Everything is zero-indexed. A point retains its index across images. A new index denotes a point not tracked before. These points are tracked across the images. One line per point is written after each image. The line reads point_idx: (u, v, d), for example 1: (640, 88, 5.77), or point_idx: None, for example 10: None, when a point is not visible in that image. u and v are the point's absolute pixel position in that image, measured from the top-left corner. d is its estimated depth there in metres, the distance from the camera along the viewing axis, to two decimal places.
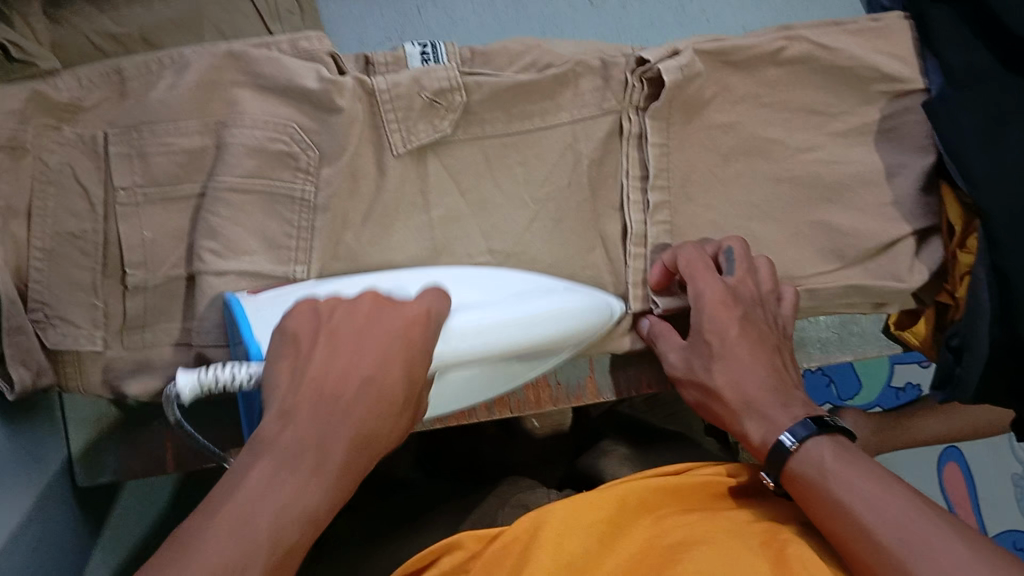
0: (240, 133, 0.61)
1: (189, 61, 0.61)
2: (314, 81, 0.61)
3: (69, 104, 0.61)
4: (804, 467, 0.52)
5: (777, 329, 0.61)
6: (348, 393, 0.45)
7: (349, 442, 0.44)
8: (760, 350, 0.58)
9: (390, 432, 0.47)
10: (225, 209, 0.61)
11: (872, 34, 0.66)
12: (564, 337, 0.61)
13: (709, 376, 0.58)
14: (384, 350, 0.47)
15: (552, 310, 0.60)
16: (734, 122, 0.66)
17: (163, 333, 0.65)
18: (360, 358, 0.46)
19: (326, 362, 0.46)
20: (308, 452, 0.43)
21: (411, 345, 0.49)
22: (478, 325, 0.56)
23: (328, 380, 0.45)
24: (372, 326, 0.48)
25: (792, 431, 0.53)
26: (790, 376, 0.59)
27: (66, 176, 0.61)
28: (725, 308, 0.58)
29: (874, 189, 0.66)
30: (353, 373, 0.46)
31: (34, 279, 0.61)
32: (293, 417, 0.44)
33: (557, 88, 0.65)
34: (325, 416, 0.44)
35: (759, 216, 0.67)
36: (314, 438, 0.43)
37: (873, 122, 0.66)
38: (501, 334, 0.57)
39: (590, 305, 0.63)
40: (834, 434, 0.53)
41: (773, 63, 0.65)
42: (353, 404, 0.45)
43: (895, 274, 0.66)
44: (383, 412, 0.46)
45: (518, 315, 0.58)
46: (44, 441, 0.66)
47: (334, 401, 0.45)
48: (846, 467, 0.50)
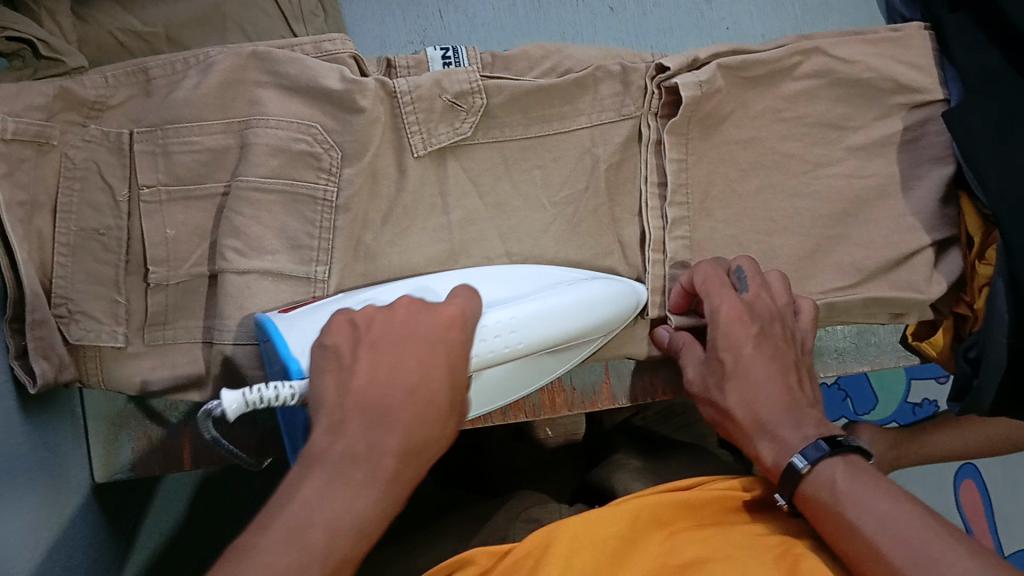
0: (263, 133, 0.61)
1: (212, 61, 0.62)
2: (337, 82, 0.62)
3: (96, 101, 0.62)
4: (817, 489, 0.52)
5: (797, 347, 0.61)
6: (395, 401, 0.46)
7: (399, 452, 0.45)
8: (776, 365, 0.58)
9: (440, 436, 0.47)
10: (248, 208, 0.61)
11: (890, 44, 0.65)
12: (594, 326, 0.62)
13: (723, 396, 0.58)
14: (423, 352, 0.48)
15: (583, 298, 0.61)
16: (752, 137, 0.66)
17: (183, 330, 0.65)
18: (404, 363, 0.47)
19: (372, 370, 0.46)
20: (357, 464, 0.44)
21: (451, 347, 0.49)
22: (512, 323, 0.57)
23: (376, 389, 0.46)
24: (410, 331, 0.48)
25: (804, 453, 0.53)
26: (805, 392, 0.59)
27: (91, 172, 0.62)
28: (742, 325, 0.58)
29: (891, 202, 0.66)
30: (400, 380, 0.46)
31: (58, 274, 0.62)
32: (343, 429, 0.45)
33: (577, 93, 0.66)
34: (372, 427, 0.45)
35: (779, 232, 0.67)
36: (363, 449, 0.44)
37: (894, 134, 0.66)
38: (536, 326, 0.58)
39: (618, 294, 0.63)
40: (847, 453, 0.53)
41: (792, 79, 0.65)
42: (401, 412, 0.45)
43: (914, 286, 0.66)
44: (430, 418, 0.46)
45: (552, 306, 0.59)
46: (64, 434, 0.66)
47: (384, 411, 0.45)
48: (859, 487, 0.50)
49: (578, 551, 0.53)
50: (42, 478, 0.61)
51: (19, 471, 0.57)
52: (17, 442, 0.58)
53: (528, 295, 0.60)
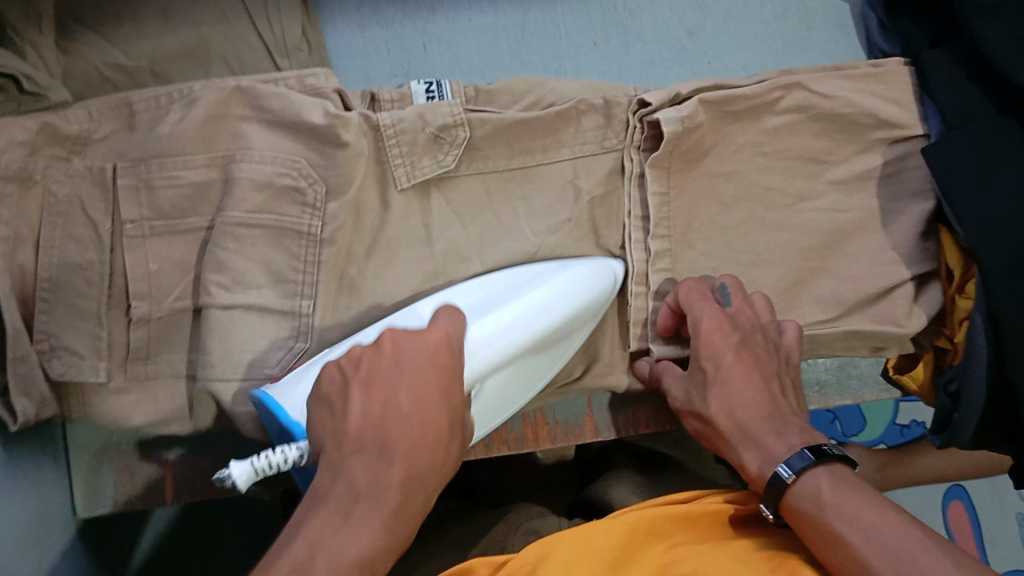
0: (247, 167, 0.62)
1: (197, 96, 0.62)
2: (321, 117, 0.62)
3: (79, 136, 0.62)
4: (802, 502, 0.51)
5: (781, 361, 0.61)
6: (392, 431, 0.46)
7: (400, 484, 0.45)
8: (758, 376, 0.58)
9: (443, 461, 0.48)
10: (232, 242, 0.61)
11: (870, 79, 0.66)
12: (580, 311, 0.62)
13: (704, 404, 0.59)
14: (417, 383, 0.48)
15: (564, 287, 0.62)
16: (734, 170, 0.66)
17: (166, 363, 0.66)
18: (396, 395, 0.48)
19: (364, 410, 0.47)
20: (360, 500, 0.44)
21: (441, 370, 0.49)
22: (495, 334, 0.57)
23: (373, 425, 0.47)
24: (400, 361, 0.49)
25: (789, 463, 0.52)
26: (787, 399, 0.58)
27: (74, 207, 0.62)
28: (724, 335, 0.59)
29: (871, 236, 0.66)
30: (395, 412, 0.47)
31: (40, 307, 0.62)
32: (344, 467, 0.45)
33: (559, 124, 0.66)
34: (372, 460, 0.45)
35: (761, 264, 0.67)
36: (364, 486, 0.45)
37: (875, 167, 0.66)
38: (519, 328, 0.58)
39: (593, 277, 0.64)
40: (832, 462, 0.52)
41: (774, 113, 0.65)
42: (397, 444, 0.46)
43: (893, 319, 0.65)
44: (428, 445, 0.47)
45: (537, 301, 0.60)
46: (44, 469, 0.66)
47: (381, 445, 0.46)
48: (843, 498, 0.50)
49: (577, 560, 0.52)
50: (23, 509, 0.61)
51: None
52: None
53: (509, 291, 0.61)
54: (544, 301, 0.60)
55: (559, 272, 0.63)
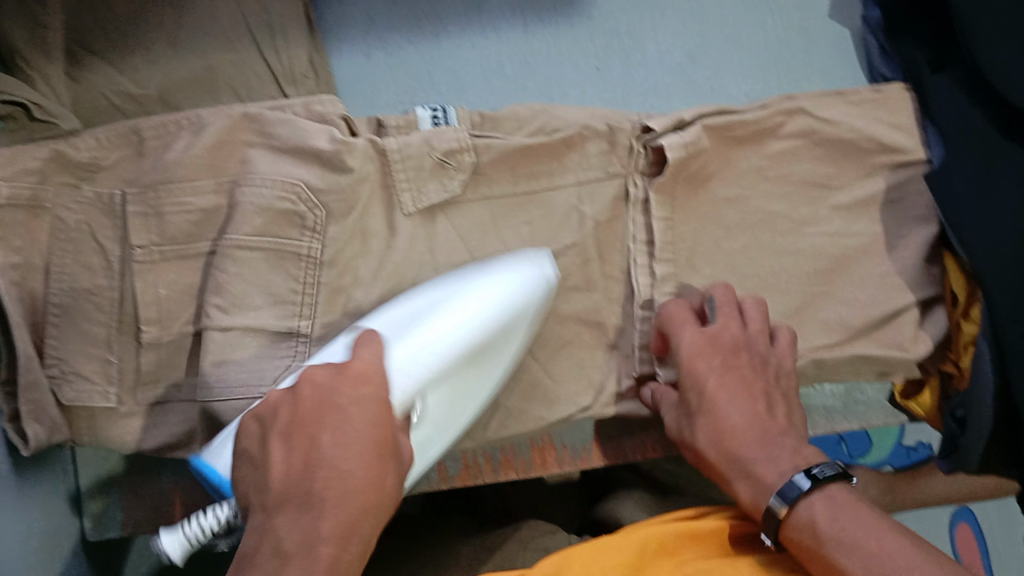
0: (250, 192, 0.62)
1: (206, 122, 0.64)
2: (327, 142, 0.63)
3: (89, 163, 0.63)
4: (801, 534, 0.51)
5: (771, 377, 0.60)
6: (317, 484, 0.46)
7: (334, 536, 0.44)
8: (747, 394, 0.58)
9: (377, 502, 0.47)
10: (232, 266, 0.62)
11: (872, 105, 0.66)
12: (508, 317, 0.60)
13: (693, 432, 0.59)
14: (344, 423, 0.47)
15: (481, 299, 0.60)
16: (738, 195, 0.66)
17: (174, 388, 0.66)
18: (320, 442, 0.47)
19: (287, 465, 0.47)
20: (288, 559, 0.44)
21: (369, 406, 0.49)
22: (421, 356, 0.57)
23: (296, 482, 0.46)
24: (322, 405, 0.48)
25: (782, 494, 0.52)
26: (777, 417, 0.58)
27: (84, 234, 0.63)
28: (708, 351, 0.60)
29: (876, 260, 0.66)
30: (324, 461, 0.46)
31: (51, 333, 0.63)
32: (271, 526, 0.45)
33: (563, 149, 0.66)
34: (299, 516, 0.45)
35: (766, 289, 0.66)
36: (299, 540, 0.44)
37: (879, 193, 0.66)
38: (434, 344, 0.58)
39: (520, 275, 0.62)
40: (826, 486, 0.52)
41: (778, 138, 0.66)
42: (325, 494, 0.45)
43: (899, 344, 0.65)
44: (358, 490, 0.46)
45: (450, 315, 0.59)
46: (52, 492, 0.66)
47: (308, 497, 0.45)
48: (839, 528, 0.50)
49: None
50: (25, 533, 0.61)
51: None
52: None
53: (425, 307, 0.60)
54: (457, 311, 0.59)
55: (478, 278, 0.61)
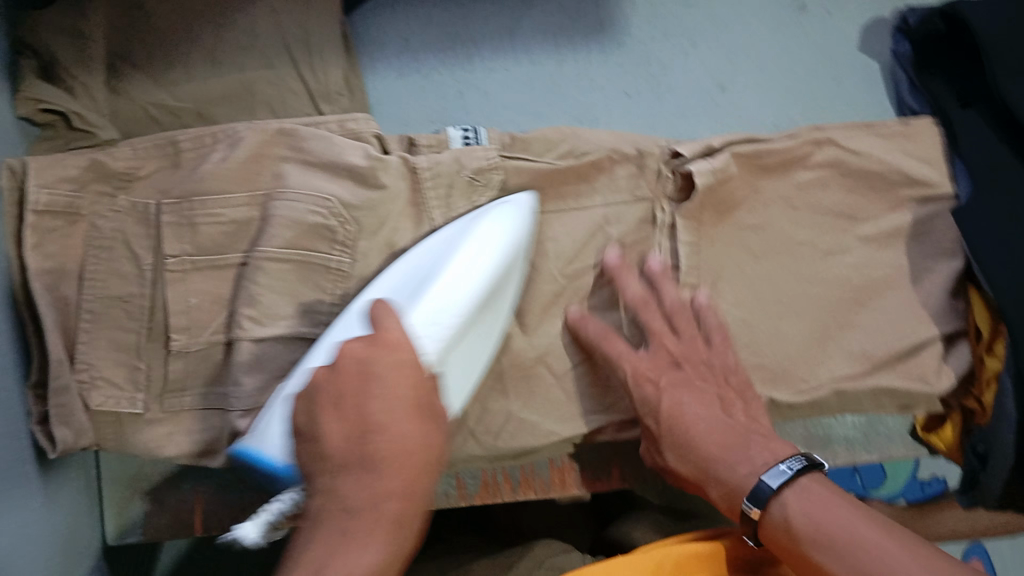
0: (283, 206, 0.63)
1: (241, 137, 0.65)
2: (361, 158, 0.65)
3: (126, 172, 0.64)
4: (775, 533, 0.52)
5: (722, 381, 0.63)
6: (373, 448, 0.48)
7: (397, 495, 0.48)
8: (702, 407, 0.61)
9: (430, 455, 0.50)
10: (263, 278, 0.62)
11: (900, 138, 0.67)
12: (515, 253, 0.62)
13: (665, 459, 0.61)
14: (389, 391, 0.49)
15: (481, 245, 0.61)
16: (765, 223, 0.67)
17: (199, 397, 0.66)
18: (368, 409, 0.49)
19: (341, 433, 0.49)
20: (357, 517, 0.47)
21: (407, 372, 0.50)
22: (439, 316, 0.57)
23: (351, 448, 0.49)
24: (367, 377, 0.49)
25: (750, 497, 0.53)
26: (734, 418, 0.60)
27: (118, 243, 0.64)
28: (651, 366, 0.63)
29: (901, 292, 0.66)
30: (378, 426, 0.49)
31: (82, 338, 0.64)
32: (336, 489, 0.48)
33: (592, 172, 0.67)
34: (360, 479, 0.48)
35: (787, 314, 0.66)
36: (364, 503, 0.47)
37: (905, 225, 0.66)
38: (453, 297, 0.58)
39: (508, 215, 0.63)
40: (793, 482, 0.53)
41: (806, 167, 0.67)
42: (383, 458, 0.48)
43: (922, 376, 0.65)
44: (412, 449, 0.49)
45: (458, 266, 0.59)
46: (75, 495, 0.67)
47: (364, 462, 0.48)
48: (813, 525, 0.50)
49: None
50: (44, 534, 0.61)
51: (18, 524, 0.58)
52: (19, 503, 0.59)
53: (431, 267, 0.60)
54: (479, 254, 0.60)
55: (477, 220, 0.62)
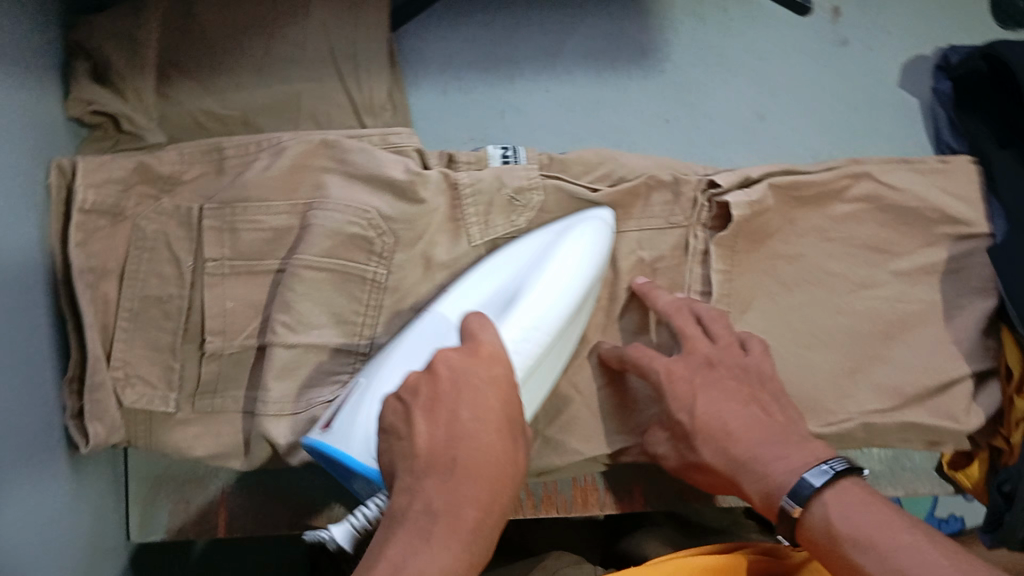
0: (323, 215, 0.64)
1: (285, 146, 0.66)
2: (402, 173, 0.65)
3: (171, 177, 0.66)
4: (815, 532, 0.51)
5: (757, 380, 0.59)
6: (460, 451, 0.46)
7: (478, 504, 0.45)
8: (733, 403, 0.58)
9: (516, 471, 0.48)
10: (300, 285, 0.63)
11: (937, 174, 0.67)
12: (598, 271, 0.64)
13: (698, 454, 0.58)
14: (480, 398, 0.48)
15: (569, 264, 0.62)
16: (799, 254, 0.67)
17: (231, 399, 0.68)
18: (458, 414, 0.47)
19: (430, 434, 0.47)
20: (438, 520, 0.44)
21: (498, 381, 0.49)
22: (532, 331, 0.58)
23: (439, 449, 0.47)
24: (460, 383, 0.49)
25: (790, 496, 0.52)
26: (772, 421, 0.57)
27: (160, 243, 0.65)
28: (684, 367, 0.61)
29: (933, 328, 0.67)
30: (466, 430, 0.47)
31: (120, 336, 0.65)
32: (418, 488, 0.46)
33: (629, 196, 0.68)
34: (442, 481, 0.45)
35: (819, 346, 0.66)
36: (444, 504, 0.45)
37: (939, 262, 0.67)
38: (546, 314, 0.59)
39: (594, 233, 0.64)
40: (837, 480, 0.51)
41: (842, 200, 0.67)
42: (468, 462, 0.46)
43: (951, 414, 0.65)
44: (496, 459, 0.47)
45: (549, 282, 0.61)
46: (103, 491, 0.68)
47: (451, 465, 0.46)
48: (854, 524, 0.49)
49: None
50: (71, 529, 0.62)
51: (46, 518, 0.58)
52: (49, 495, 0.59)
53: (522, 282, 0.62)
54: (569, 274, 0.61)
55: (567, 234, 0.64)
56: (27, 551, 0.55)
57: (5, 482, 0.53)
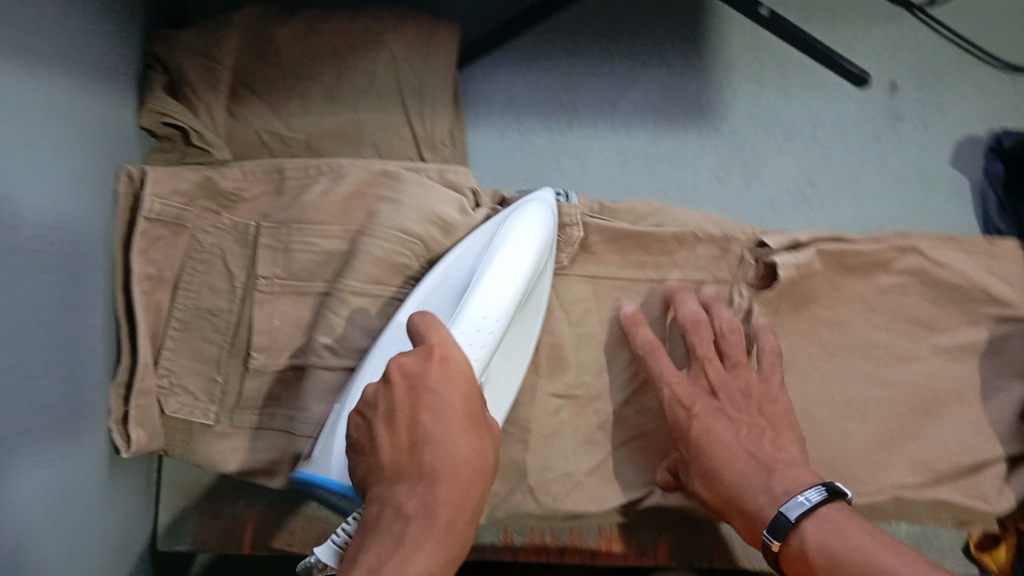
0: (372, 243, 0.65)
1: (344, 172, 0.68)
2: (455, 212, 0.68)
3: (232, 194, 0.67)
4: (797, 564, 0.52)
5: (758, 409, 0.62)
6: (423, 456, 0.46)
7: (449, 504, 0.45)
8: (735, 430, 0.60)
9: (483, 466, 0.47)
10: (344, 310, 0.65)
11: (983, 255, 0.69)
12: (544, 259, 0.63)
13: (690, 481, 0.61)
14: (438, 402, 0.47)
15: (514, 253, 0.61)
16: (841, 320, 0.68)
17: (270, 416, 0.68)
18: (419, 418, 0.47)
19: (393, 445, 0.47)
20: (408, 525, 0.44)
21: (451, 383, 0.48)
22: (484, 323, 0.56)
23: (405, 454, 0.46)
24: (415, 390, 0.48)
25: (770, 532, 0.54)
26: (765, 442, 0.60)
27: (216, 257, 0.67)
28: (690, 389, 0.63)
29: (970, 407, 0.67)
30: (430, 435, 0.46)
31: (168, 345, 0.66)
32: (388, 496, 0.46)
33: (675, 246, 0.69)
34: (413, 487, 0.45)
35: (856, 415, 0.67)
36: (415, 507, 0.45)
37: (980, 342, 0.67)
38: (494, 305, 0.58)
39: (533, 222, 0.63)
40: (815, 510, 0.53)
41: (887, 272, 0.68)
42: (435, 465, 0.45)
43: (982, 495, 0.65)
44: (464, 461, 0.46)
45: (494, 272, 0.59)
46: (135, 495, 0.69)
47: (417, 471, 0.46)
48: (829, 552, 0.50)
49: None
50: (99, 525, 0.62)
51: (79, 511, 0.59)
52: (86, 488, 0.60)
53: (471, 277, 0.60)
54: (515, 262, 0.60)
55: (509, 225, 0.63)
56: (57, 541, 0.55)
57: (44, 473, 0.54)
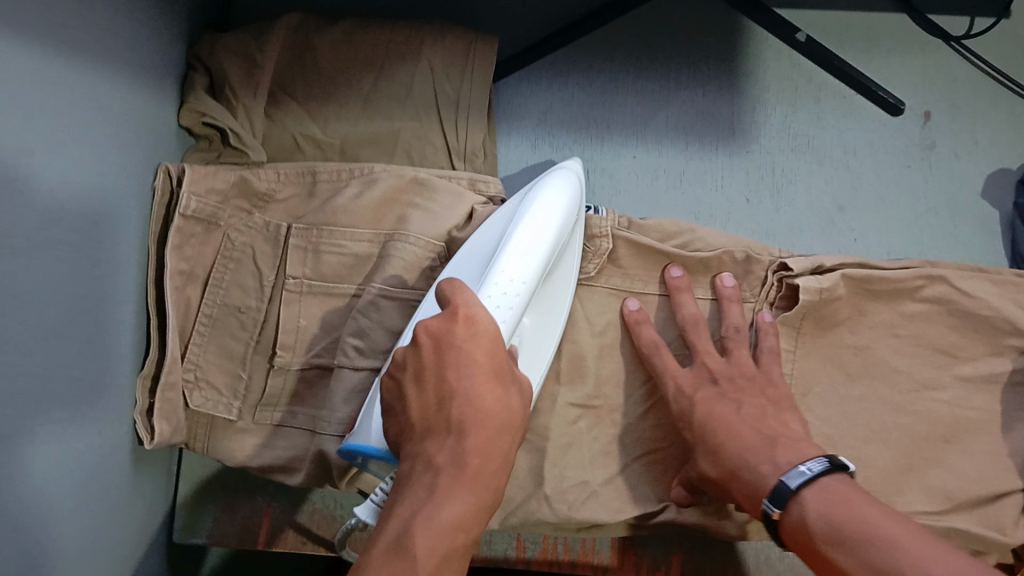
0: (402, 247, 0.66)
1: (377, 177, 0.69)
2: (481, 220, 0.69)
3: (265, 194, 0.69)
4: (793, 533, 0.51)
5: (760, 391, 0.63)
6: (454, 408, 0.46)
7: (478, 453, 0.46)
8: (743, 417, 0.60)
9: (509, 415, 0.48)
10: (374, 312, 0.66)
11: (1011, 286, 0.68)
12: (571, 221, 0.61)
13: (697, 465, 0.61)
14: (465, 359, 0.47)
15: (541, 213, 0.58)
16: (865, 345, 0.68)
17: (293, 415, 0.69)
18: (449, 374, 0.47)
19: (424, 400, 0.48)
20: (441, 471, 0.45)
21: (479, 340, 0.48)
22: (510, 287, 0.55)
23: (435, 410, 0.47)
24: (443, 349, 0.48)
25: (771, 500, 0.53)
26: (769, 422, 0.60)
27: (247, 255, 0.68)
28: (694, 380, 0.64)
29: (991, 437, 0.67)
30: (457, 389, 0.47)
31: (196, 340, 0.67)
32: (418, 449, 0.47)
33: (701, 263, 0.69)
34: (445, 439, 0.46)
35: (875, 440, 0.67)
36: (446, 457, 0.45)
37: (1004, 372, 0.67)
38: (520, 267, 0.55)
39: (560, 185, 0.61)
40: (818, 480, 0.52)
41: (912, 299, 0.68)
42: (465, 417, 0.46)
43: (999, 526, 0.65)
44: (491, 416, 0.47)
45: (519, 234, 0.57)
46: (156, 488, 0.70)
47: (449, 422, 0.46)
48: (827, 521, 0.49)
49: None
50: (121, 513, 0.64)
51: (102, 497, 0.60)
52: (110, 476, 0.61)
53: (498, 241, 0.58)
54: (542, 224, 0.58)
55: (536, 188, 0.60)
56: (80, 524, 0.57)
57: (70, 458, 0.55)
